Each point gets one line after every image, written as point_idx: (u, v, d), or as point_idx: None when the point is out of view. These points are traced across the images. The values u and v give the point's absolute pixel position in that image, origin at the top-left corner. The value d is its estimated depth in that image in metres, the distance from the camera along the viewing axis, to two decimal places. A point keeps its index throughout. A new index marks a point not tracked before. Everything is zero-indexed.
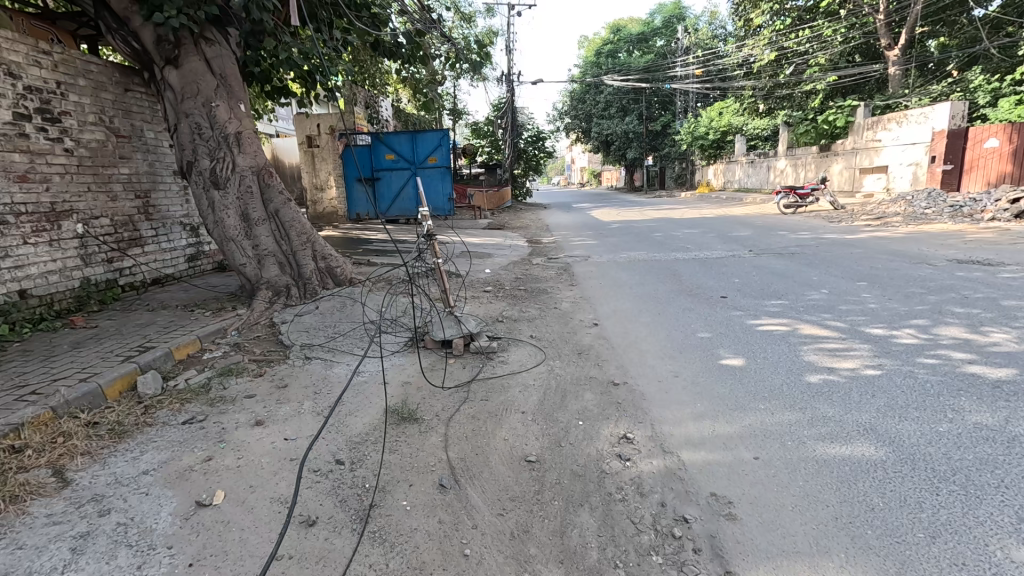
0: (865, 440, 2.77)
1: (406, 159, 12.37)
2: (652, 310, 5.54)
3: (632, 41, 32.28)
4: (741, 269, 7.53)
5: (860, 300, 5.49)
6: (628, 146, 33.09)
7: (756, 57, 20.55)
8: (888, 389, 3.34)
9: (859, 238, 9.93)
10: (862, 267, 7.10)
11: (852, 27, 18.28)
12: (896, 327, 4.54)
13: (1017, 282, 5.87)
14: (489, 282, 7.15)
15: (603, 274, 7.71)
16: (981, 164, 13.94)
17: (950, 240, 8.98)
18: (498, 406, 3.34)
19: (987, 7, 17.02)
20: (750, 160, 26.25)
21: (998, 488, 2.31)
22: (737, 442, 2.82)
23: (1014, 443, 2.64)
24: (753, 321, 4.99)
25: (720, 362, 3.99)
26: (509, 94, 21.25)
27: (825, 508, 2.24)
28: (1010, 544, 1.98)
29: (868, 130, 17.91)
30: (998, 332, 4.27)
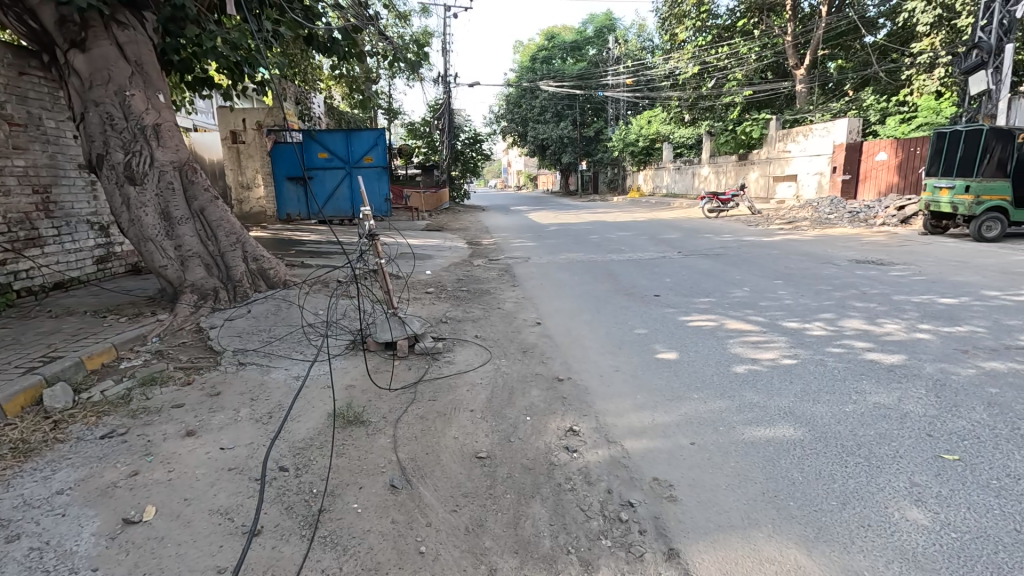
0: (785, 422, 3.04)
1: (340, 157, 12.03)
2: (592, 309, 5.73)
3: (565, 49, 33.21)
4: (672, 269, 7.97)
5: (777, 296, 6.00)
6: (563, 151, 33.92)
7: (681, 70, 21.77)
8: (803, 376, 3.69)
9: (773, 240, 10.83)
10: (777, 266, 7.77)
11: (765, 47, 20.09)
12: (808, 320, 5.00)
13: (904, 279, 6.66)
14: (431, 283, 7.10)
15: (544, 274, 7.88)
16: (873, 175, 15.68)
17: (850, 242, 10.00)
18: (446, 405, 3.34)
19: (875, 35, 19.12)
20: (676, 166, 27.72)
21: (894, 458, 2.62)
22: (674, 430, 3.00)
23: (905, 419, 3.02)
24: (684, 317, 5.30)
25: (656, 356, 4.21)
26: (446, 95, 21.21)
27: (753, 485, 2.44)
28: (905, 506, 2.26)
29: (780, 142, 19.51)
30: (891, 323, 4.83)
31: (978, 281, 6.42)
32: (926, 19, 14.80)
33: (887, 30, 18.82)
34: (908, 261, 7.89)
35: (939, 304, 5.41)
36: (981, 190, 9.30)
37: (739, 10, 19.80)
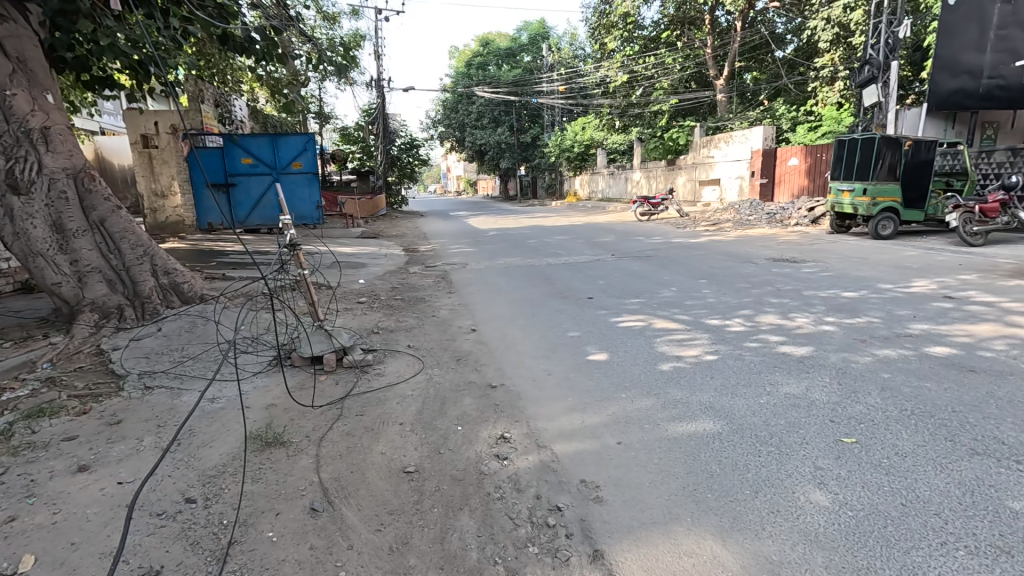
0: (706, 416, 3.18)
1: (266, 163, 11.48)
2: (527, 313, 5.77)
3: (500, 55, 33.53)
4: (605, 271, 8.20)
5: (701, 295, 6.31)
6: (501, 156, 34.16)
7: (611, 78, 22.56)
8: (722, 370, 3.89)
9: (700, 241, 11.40)
10: (702, 267, 8.17)
11: (687, 57, 21.22)
12: (728, 317, 5.30)
13: (813, 275, 7.20)
14: (364, 293, 6.89)
15: (480, 280, 7.87)
16: (787, 179, 16.83)
17: (767, 242, 10.71)
18: (374, 420, 3.24)
19: (784, 50, 20.70)
20: (610, 172, 28.64)
21: (801, 445, 2.80)
22: (602, 430, 3.07)
23: (812, 407, 3.24)
24: (615, 318, 5.45)
25: (588, 358, 4.30)
26: (380, 99, 20.80)
27: (675, 480, 2.53)
28: (810, 490, 2.42)
29: (704, 148, 20.63)
30: (801, 317, 5.21)
31: (875, 275, 7.05)
32: (826, 36, 16.23)
33: (795, 46, 20.40)
34: (817, 258, 8.54)
35: (842, 298, 5.90)
36: (876, 193, 10.29)
37: (663, 23, 20.80)
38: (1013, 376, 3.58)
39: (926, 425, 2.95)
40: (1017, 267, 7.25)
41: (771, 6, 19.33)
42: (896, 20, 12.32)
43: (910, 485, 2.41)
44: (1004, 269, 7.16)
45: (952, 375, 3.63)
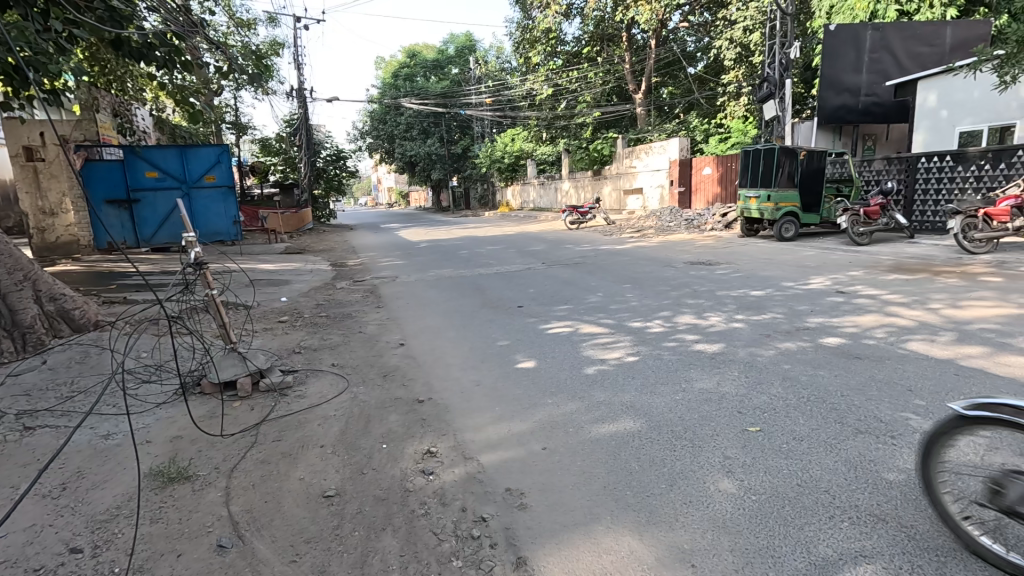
0: (627, 416, 3.31)
1: (174, 177, 10.71)
2: (457, 325, 5.74)
3: (427, 67, 33.40)
4: (535, 279, 8.34)
5: (625, 298, 6.58)
6: (433, 167, 33.99)
7: (537, 91, 23.20)
8: (643, 371, 4.07)
9: (625, 248, 11.86)
10: (627, 272, 8.52)
11: (608, 72, 22.40)
12: (650, 319, 5.55)
13: (726, 276, 7.71)
14: (285, 311, 6.57)
15: (410, 293, 7.75)
16: (702, 187, 17.92)
17: (686, 247, 11.34)
18: (293, 445, 3.08)
19: (695, 67, 22.18)
20: (540, 182, 29.28)
21: (713, 436, 2.98)
22: (528, 437, 3.10)
23: (722, 400, 3.46)
24: (544, 325, 5.55)
25: (516, 366, 4.34)
26: (302, 110, 20.10)
27: (595, 480, 2.61)
28: (719, 478, 2.58)
29: (626, 159, 21.59)
30: (715, 316, 5.56)
31: (779, 274, 7.68)
32: (730, 55, 17.60)
33: (704, 63, 21.95)
34: (730, 261, 9.14)
35: (751, 296, 6.36)
36: (779, 199, 11.25)
37: (584, 39, 21.66)
38: (891, 360, 4.02)
39: (819, 410, 3.23)
40: (896, 263, 8.16)
41: (682, 25, 20.66)
42: (787, 42, 13.62)
43: (805, 466, 2.62)
44: (885, 265, 8.03)
45: (841, 362, 4.02)
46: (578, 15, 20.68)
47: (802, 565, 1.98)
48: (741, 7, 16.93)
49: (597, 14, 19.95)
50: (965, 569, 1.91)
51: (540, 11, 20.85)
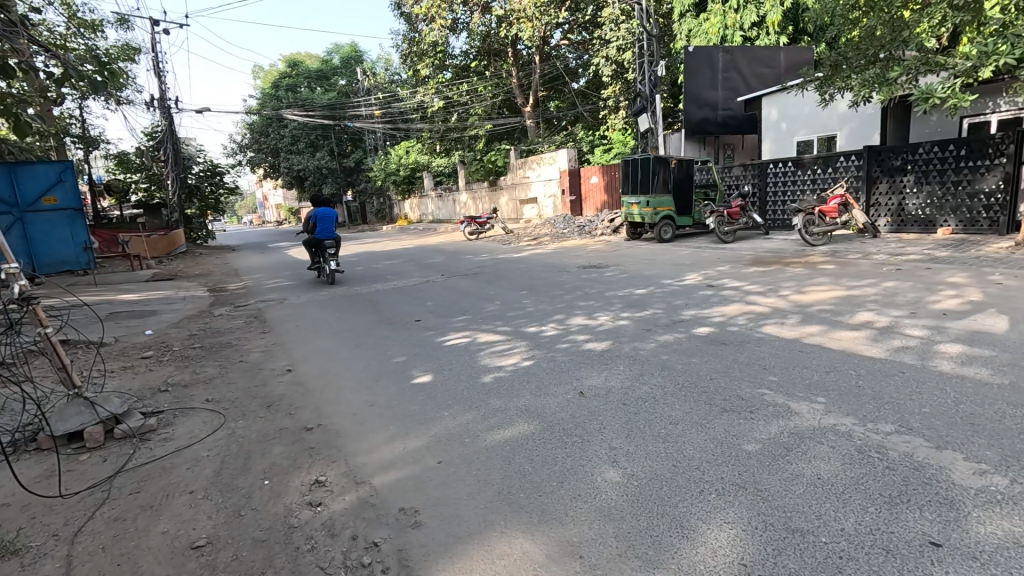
0: (522, 419, 3.38)
1: (2, 200, 9.27)
2: (350, 345, 5.50)
3: (311, 77, 31.85)
4: (433, 292, 8.27)
5: (522, 305, 6.75)
6: (323, 182, 32.43)
7: (428, 103, 23.20)
8: (536, 374, 4.18)
9: (522, 256, 12.17)
10: (524, 279, 8.75)
11: (497, 86, 23.04)
12: (545, 323, 5.74)
13: (614, 278, 8.23)
14: (150, 346, 5.86)
15: (300, 315, 7.31)
16: (591, 196, 18.96)
17: (578, 252, 11.90)
18: (155, 495, 2.74)
19: (578, 82, 23.52)
20: (438, 194, 29.16)
21: (599, 430, 3.15)
22: (423, 453, 3.04)
23: (608, 395, 3.66)
24: (441, 338, 5.51)
25: (411, 382, 4.24)
26: (166, 122, 18.19)
27: (490, 487, 2.63)
28: (605, 469, 2.72)
29: (520, 169, 22.22)
30: (604, 315, 5.89)
31: (659, 273, 8.35)
32: (607, 71, 18.93)
33: (585, 79, 23.38)
34: (617, 263, 9.76)
35: (635, 295, 6.83)
36: (657, 204, 12.24)
37: (472, 53, 22.08)
38: (750, 343, 4.52)
39: (692, 394, 3.53)
40: (755, 257, 9.22)
41: (563, 43, 21.82)
42: (654, 61, 14.96)
43: (680, 448, 2.85)
44: (746, 259, 9.05)
45: (711, 349, 4.44)
46: (464, 30, 21.02)
47: (677, 540, 2.14)
48: (614, 27, 18.34)
49: (482, 30, 20.42)
50: (807, 519, 2.20)
51: (425, 24, 20.88)
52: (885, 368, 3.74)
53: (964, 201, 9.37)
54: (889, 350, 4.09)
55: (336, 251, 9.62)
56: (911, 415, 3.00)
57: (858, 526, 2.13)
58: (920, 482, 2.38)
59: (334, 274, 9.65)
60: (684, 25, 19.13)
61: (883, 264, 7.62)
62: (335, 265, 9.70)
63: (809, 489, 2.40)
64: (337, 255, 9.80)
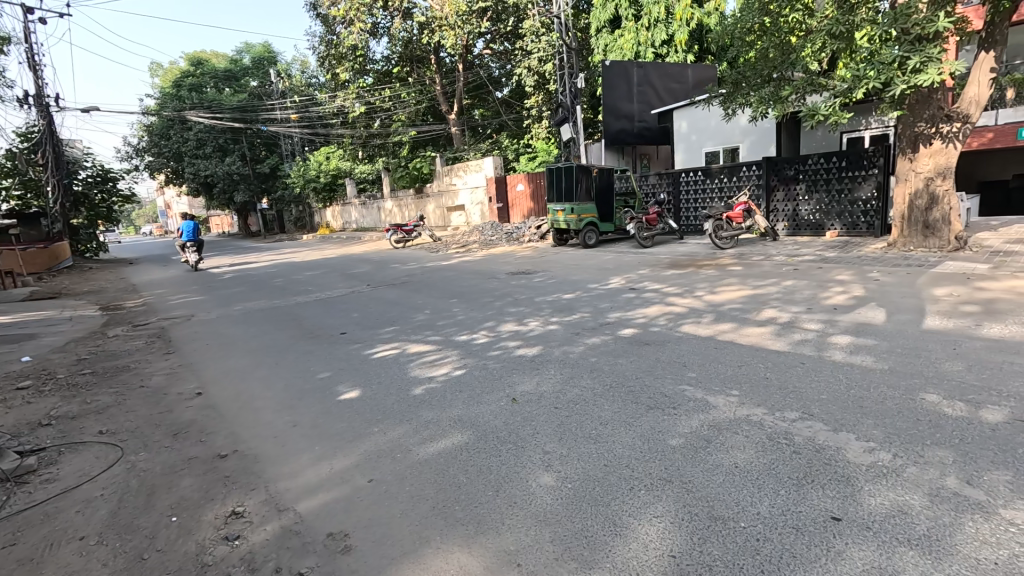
0: (455, 430, 3.34)
1: None
2: (269, 362, 5.16)
3: (218, 77, 29.79)
4: (360, 302, 7.99)
5: (452, 313, 6.69)
6: (234, 189, 30.37)
7: (348, 108, 22.53)
8: (469, 382, 4.14)
9: (451, 264, 12.07)
10: (453, 287, 8.69)
11: (420, 92, 22.83)
12: (475, 330, 5.72)
13: (542, 283, 8.39)
14: (28, 374, 5.17)
15: (211, 332, 6.77)
16: (517, 203, 19.26)
17: (507, 259, 12.01)
18: (36, 546, 2.41)
19: (501, 91, 23.93)
20: (361, 202, 28.28)
21: (532, 435, 3.17)
22: (352, 473, 2.91)
23: (539, 399, 3.70)
24: (369, 350, 5.32)
25: (338, 399, 4.04)
26: (45, 121, 16.22)
27: (424, 502, 2.55)
28: (540, 473, 2.74)
29: (446, 177, 21.99)
30: (533, 320, 5.98)
31: (585, 277, 8.63)
32: (530, 81, 19.33)
33: (508, 88, 23.84)
34: (544, 269, 9.96)
35: (562, 299, 7.00)
36: (581, 211, 12.67)
37: (393, 59, 21.79)
38: (670, 342, 4.77)
39: (619, 394, 3.66)
40: (672, 261, 9.77)
41: (485, 52, 22.04)
42: (574, 74, 15.51)
43: (610, 447, 2.94)
44: (664, 262, 9.57)
45: (635, 350, 4.63)
46: (385, 35, 20.64)
47: (611, 539, 2.20)
48: (535, 39, 18.85)
49: (404, 36, 20.11)
50: (727, 507, 2.34)
51: (344, 27, 20.30)
52: (788, 360, 4.09)
53: (846, 208, 10.52)
54: (790, 344, 4.48)
55: (196, 250, 14.38)
56: (811, 402, 3.29)
57: (772, 509, 2.29)
58: (822, 462, 2.62)
59: (196, 265, 14.46)
60: (601, 40, 20.03)
61: (782, 265, 8.36)
62: (197, 258, 14.52)
63: (728, 478, 2.55)
64: (199, 253, 14.56)
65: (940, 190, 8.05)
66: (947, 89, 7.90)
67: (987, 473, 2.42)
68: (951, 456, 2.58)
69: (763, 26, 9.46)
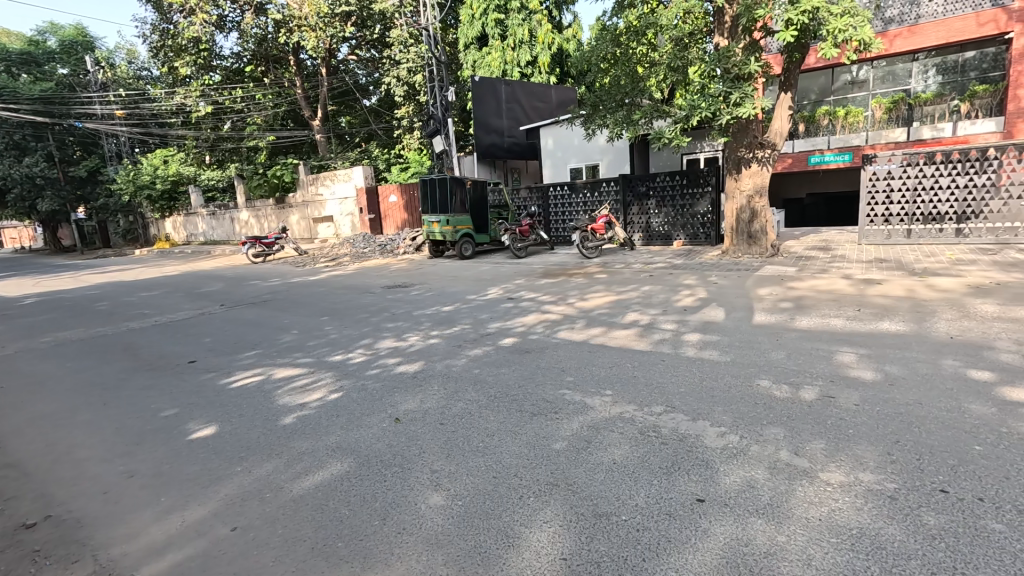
0: (333, 459, 3.09)
1: None
2: (94, 402, 4.32)
3: (11, 60, 24.62)
4: (212, 325, 7.10)
5: (324, 332, 6.23)
6: (38, 195, 25.22)
7: (191, 107, 20.10)
8: (346, 406, 3.88)
9: (320, 278, 11.31)
10: (323, 303, 8.14)
11: (278, 95, 21.34)
12: (351, 349, 5.40)
13: (420, 296, 8.25)
14: None
15: (8, 370, 5.48)
16: (391, 214, 19.00)
17: (381, 272, 11.56)
18: None
19: (370, 99, 23.52)
20: (209, 212, 25.23)
21: (419, 455, 3.05)
22: (211, 523, 2.53)
23: (424, 417, 3.60)
24: (226, 379, 4.71)
25: (188, 438, 3.51)
26: None
27: (301, 545, 2.31)
28: (430, 495, 2.65)
29: (311, 186, 20.51)
30: (413, 335, 5.82)
31: (463, 289, 8.66)
32: (399, 91, 19.21)
33: (377, 97, 23.45)
34: (421, 281, 9.79)
35: (442, 312, 6.94)
36: (456, 222, 12.72)
37: (245, 57, 20.03)
38: (549, 349, 4.97)
39: (505, 404, 3.70)
40: (545, 270, 10.26)
41: (351, 58, 21.24)
42: (444, 87, 15.58)
43: (497, 458, 2.96)
44: (538, 272, 10.01)
45: (515, 359, 4.72)
46: (234, 29, 18.90)
47: (505, 550, 2.20)
48: (403, 49, 18.72)
49: (256, 32, 18.60)
50: (609, 503, 2.48)
51: (182, 16, 18.06)
52: (651, 358, 4.51)
53: (688, 221, 11.98)
54: (652, 343, 4.93)
55: None
56: (673, 395, 3.66)
57: (648, 499, 2.48)
58: (685, 450, 2.91)
59: None
60: (469, 56, 20.53)
61: (640, 271, 9.21)
62: None
63: (608, 474, 2.71)
64: None
65: (758, 206, 9.56)
66: (759, 121, 9.39)
67: (809, 444, 2.89)
68: (782, 432, 3.03)
69: (615, 55, 10.43)
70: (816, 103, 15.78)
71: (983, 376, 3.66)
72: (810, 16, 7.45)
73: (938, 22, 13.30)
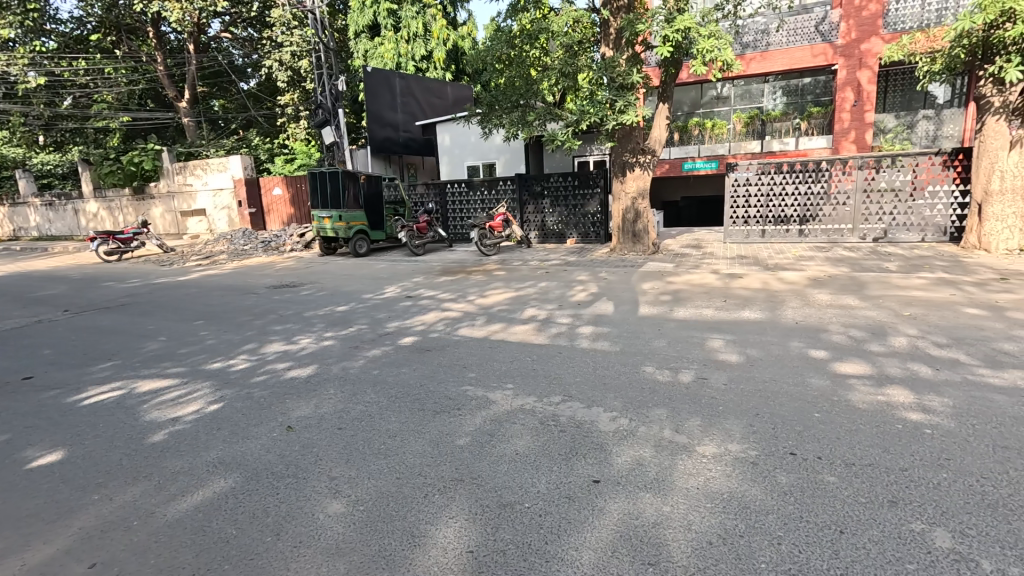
0: (215, 475, 2.82)
1: None
2: None
3: None
4: (54, 334, 6.06)
5: (199, 338, 5.61)
6: None
7: (13, 78, 16.58)
8: (229, 417, 3.55)
9: (192, 278, 10.16)
10: (197, 306, 7.33)
11: (133, 70, 18.67)
12: (232, 356, 4.93)
13: (311, 296, 7.76)
14: None
15: None
16: (275, 208, 17.58)
17: (264, 271, 10.66)
18: None
19: (247, 82, 21.68)
20: (44, 203, 21.34)
21: (315, 463, 2.89)
22: (63, 561, 2.19)
23: (320, 423, 3.41)
24: (75, 396, 4.06)
25: (26, 467, 2.98)
26: None
27: (180, 573, 2.08)
28: (328, 503, 2.53)
29: (178, 175, 18.27)
30: (304, 338, 5.47)
31: (358, 287, 8.31)
32: (282, 76, 17.81)
33: (256, 81, 21.70)
34: (312, 281, 9.22)
35: (336, 312, 6.60)
36: (349, 218, 12.21)
37: (88, 22, 17.62)
38: (450, 346, 4.97)
39: (406, 404, 3.63)
40: (443, 268, 10.19)
41: (224, 36, 19.39)
42: (333, 75, 14.68)
43: (400, 459, 2.90)
44: (436, 270, 9.92)
45: (416, 358, 4.65)
46: None
47: (410, 550, 2.17)
48: (285, 31, 17.39)
49: None
50: (512, 492, 2.55)
51: None
52: (549, 351, 4.70)
53: (580, 220, 12.61)
54: (550, 337, 5.14)
55: None
56: (569, 385, 3.85)
57: (549, 485, 2.59)
58: (582, 436, 3.08)
59: None
60: (360, 45, 19.58)
61: (536, 268, 9.51)
62: None
63: (511, 465, 2.79)
64: None
65: (641, 207, 10.36)
66: (642, 129, 10.14)
67: (687, 421, 3.22)
68: (665, 413, 3.33)
69: (510, 56, 10.62)
70: (689, 115, 17.45)
71: (820, 354, 4.33)
72: (683, 35, 8.22)
73: (784, 50, 15.30)
